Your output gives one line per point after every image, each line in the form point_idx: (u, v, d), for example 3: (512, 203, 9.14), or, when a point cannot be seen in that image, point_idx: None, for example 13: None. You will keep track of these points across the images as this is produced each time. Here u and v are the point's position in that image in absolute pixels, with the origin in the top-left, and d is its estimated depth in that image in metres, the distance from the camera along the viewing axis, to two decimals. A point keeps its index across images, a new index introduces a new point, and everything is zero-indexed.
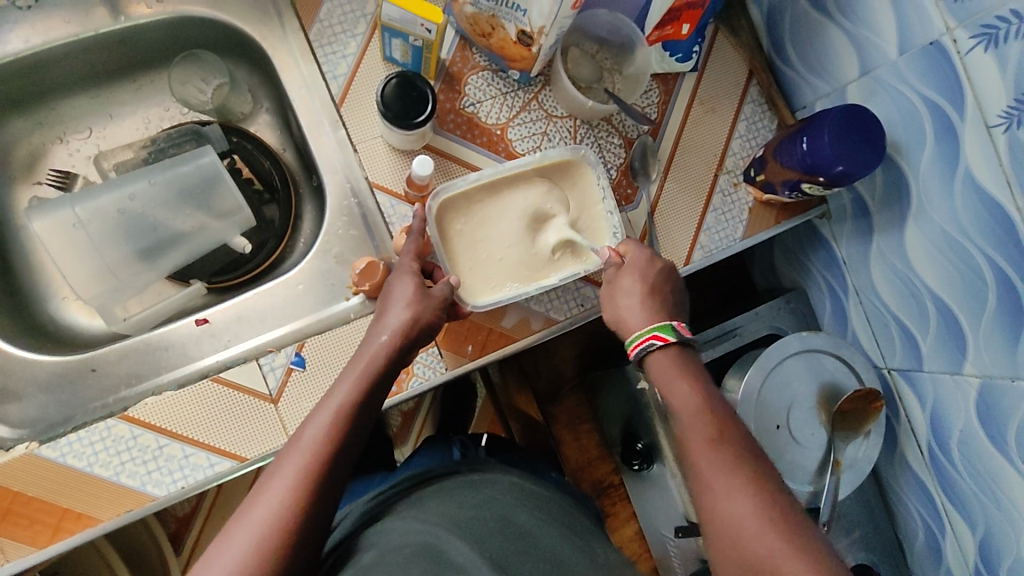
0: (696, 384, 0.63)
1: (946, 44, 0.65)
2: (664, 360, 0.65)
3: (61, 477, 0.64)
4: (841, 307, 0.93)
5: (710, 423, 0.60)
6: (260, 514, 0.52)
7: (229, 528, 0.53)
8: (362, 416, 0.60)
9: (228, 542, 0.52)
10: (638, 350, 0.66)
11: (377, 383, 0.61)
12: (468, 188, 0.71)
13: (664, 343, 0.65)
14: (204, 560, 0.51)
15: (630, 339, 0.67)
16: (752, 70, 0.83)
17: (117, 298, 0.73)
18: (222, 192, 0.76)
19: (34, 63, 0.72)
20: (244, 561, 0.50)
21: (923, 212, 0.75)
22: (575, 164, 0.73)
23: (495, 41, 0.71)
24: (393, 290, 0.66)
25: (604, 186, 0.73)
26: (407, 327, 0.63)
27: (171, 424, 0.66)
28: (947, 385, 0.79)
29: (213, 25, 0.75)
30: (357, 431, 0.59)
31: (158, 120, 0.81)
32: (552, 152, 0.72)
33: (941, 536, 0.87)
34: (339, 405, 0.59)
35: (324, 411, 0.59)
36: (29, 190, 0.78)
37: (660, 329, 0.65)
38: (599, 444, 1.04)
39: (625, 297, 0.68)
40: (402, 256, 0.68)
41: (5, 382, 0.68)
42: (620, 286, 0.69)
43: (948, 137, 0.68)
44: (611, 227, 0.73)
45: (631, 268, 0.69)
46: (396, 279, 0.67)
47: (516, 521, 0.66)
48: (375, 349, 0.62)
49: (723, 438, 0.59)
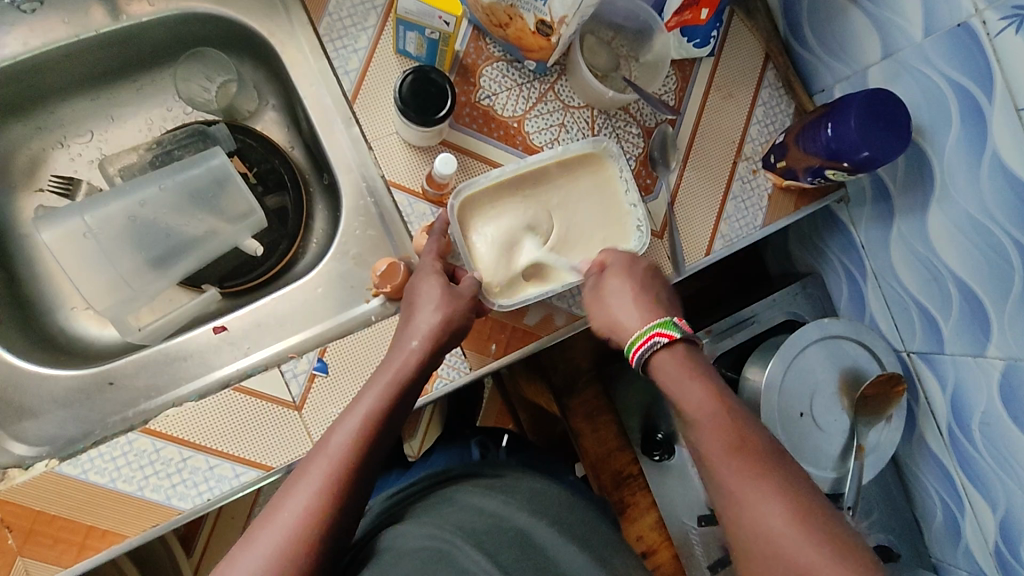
0: (709, 386, 0.59)
1: (975, 25, 0.64)
2: (674, 357, 0.61)
3: (84, 495, 0.62)
4: (858, 291, 0.93)
5: (726, 429, 0.57)
6: (285, 517, 0.51)
7: (251, 532, 0.51)
8: (390, 423, 0.59)
9: (252, 547, 0.50)
10: (642, 350, 0.62)
11: (404, 391, 0.60)
12: (491, 184, 0.69)
13: (669, 341, 0.61)
14: (225, 565, 0.50)
15: (631, 340, 0.63)
16: (768, 54, 0.82)
17: (128, 308, 0.71)
18: (233, 194, 0.74)
19: (32, 67, 0.69)
20: (268, 566, 0.49)
21: (946, 195, 0.74)
22: (597, 156, 0.72)
23: (512, 31, 0.69)
24: (418, 293, 0.64)
25: (627, 179, 0.71)
26: (435, 331, 0.62)
27: (193, 436, 0.64)
28: (969, 367, 0.79)
29: (217, 21, 0.73)
30: (383, 439, 0.58)
31: (161, 121, 0.78)
32: (575, 145, 0.70)
33: (960, 515, 0.88)
34: (366, 410, 0.58)
35: (352, 416, 0.57)
36: (32, 198, 0.75)
37: (662, 325, 0.62)
38: (618, 435, 0.99)
39: (616, 296, 0.66)
40: (423, 255, 0.67)
41: (20, 399, 0.66)
42: (608, 287, 0.66)
43: (974, 119, 0.67)
44: (636, 220, 0.72)
45: (618, 271, 0.67)
46: (419, 281, 0.65)
47: (534, 533, 0.64)
48: (405, 356, 0.61)
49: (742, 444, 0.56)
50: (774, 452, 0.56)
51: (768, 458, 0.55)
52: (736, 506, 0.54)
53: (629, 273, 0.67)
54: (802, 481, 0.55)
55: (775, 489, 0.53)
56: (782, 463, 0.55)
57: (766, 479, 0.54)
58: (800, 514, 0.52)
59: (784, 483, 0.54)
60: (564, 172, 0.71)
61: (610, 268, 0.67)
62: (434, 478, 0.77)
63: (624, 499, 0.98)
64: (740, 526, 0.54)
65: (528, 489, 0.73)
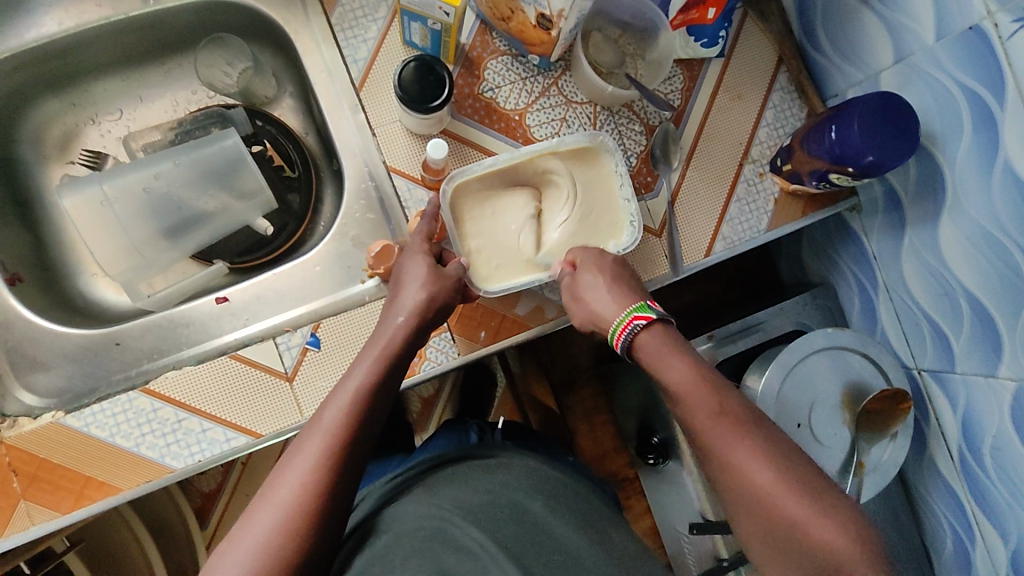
0: (691, 359, 0.59)
1: (986, 28, 0.62)
2: (653, 339, 0.61)
3: (84, 447, 0.66)
4: (870, 304, 0.90)
5: (711, 394, 0.57)
6: (283, 496, 0.53)
7: (250, 510, 0.53)
8: (380, 399, 0.60)
9: (251, 524, 0.52)
10: (624, 334, 0.62)
11: (393, 367, 0.62)
12: (485, 173, 0.71)
13: (647, 323, 0.62)
14: (226, 544, 0.51)
15: (613, 326, 0.63)
16: (781, 57, 0.81)
17: (140, 275, 0.76)
18: (244, 174, 0.78)
19: (68, 46, 0.74)
20: (270, 542, 0.50)
21: (958, 205, 0.71)
22: (594, 150, 0.72)
23: (515, 24, 0.70)
24: (404, 272, 0.66)
25: (622, 174, 0.72)
26: (422, 308, 0.63)
27: (189, 399, 0.67)
28: (980, 388, 0.75)
29: (239, 10, 0.77)
30: (374, 414, 0.59)
31: (186, 103, 0.84)
32: (570, 137, 0.71)
33: (970, 545, 0.83)
34: (357, 386, 0.59)
35: (341, 394, 0.59)
36: (62, 169, 0.81)
37: (639, 308, 0.63)
38: (614, 436, 1.03)
39: (591, 291, 0.65)
40: (412, 237, 0.69)
41: (33, 352, 0.70)
42: (582, 282, 0.66)
43: (986, 126, 0.65)
44: (629, 216, 0.72)
45: (587, 266, 0.67)
46: (408, 260, 0.67)
47: (530, 509, 0.67)
48: (391, 331, 0.63)
49: (727, 409, 0.56)
50: (759, 420, 0.56)
51: (752, 422, 0.56)
52: (724, 471, 0.55)
53: (600, 267, 0.67)
54: (781, 437, 0.56)
55: (760, 451, 0.54)
56: (763, 426, 0.56)
57: (749, 441, 0.54)
58: (785, 472, 0.52)
59: (771, 446, 0.54)
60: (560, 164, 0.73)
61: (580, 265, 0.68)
62: (431, 461, 0.76)
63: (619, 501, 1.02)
64: (732, 492, 0.54)
65: (524, 467, 0.74)
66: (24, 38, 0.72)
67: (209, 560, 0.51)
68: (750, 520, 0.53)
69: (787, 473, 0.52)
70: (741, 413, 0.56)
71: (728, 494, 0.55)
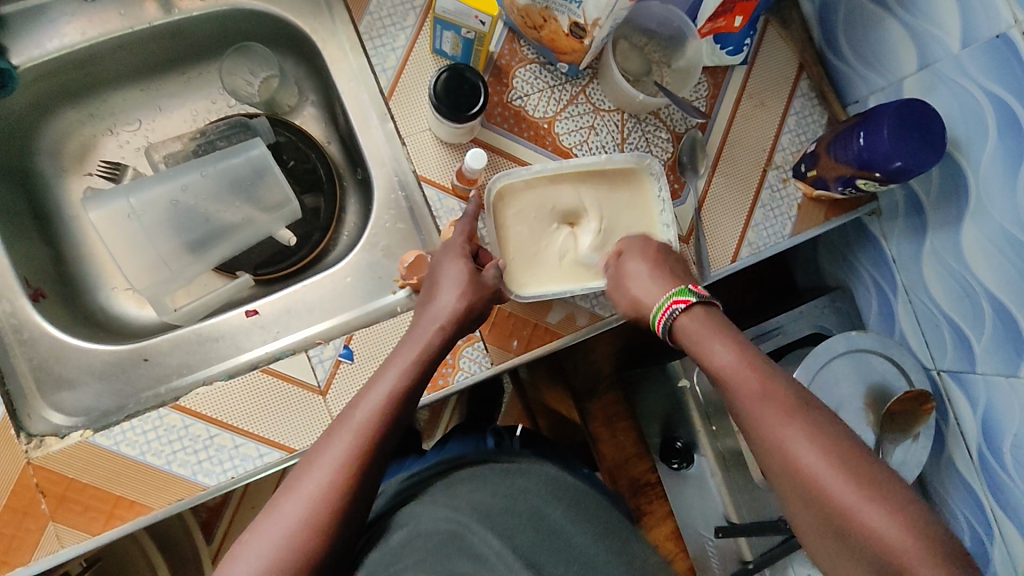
0: (737, 347, 0.58)
1: (1014, 36, 0.63)
2: (695, 322, 0.61)
3: (115, 466, 0.64)
4: (889, 307, 0.91)
5: (762, 383, 0.56)
6: (308, 489, 0.52)
7: (276, 501, 0.53)
8: (408, 400, 0.59)
9: (275, 516, 0.51)
10: (664, 319, 0.62)
11: (426, 369, 0.61)
12: (531, 178, 0.71)
13: (687, 306, 0.61)
14: (250, 531, 0.51)
15: (654, 311, 0.63)
16: (803, 63, 0.82)
17: (167, 289, 0.75)
18: (270, 184, 0.77)
19: (87, 56, 0.73)
20: (292, 535, 0.50)
21: (981, 211, 0.72)
22: (638, 172, 0.73)
23: (546, 33, 0.70)
24: (443, 270, 0.66)
25: (663, 199, 0.72)
26: (458, 312, 0.63)
27: (221, 415, 0.66)
28: (1002, 388, 0.76)
29: (263, 18, 0.76)
30: (403, 415, 0.59)
31: (206, 113, 0.82)
32: (618, 157, 0.72)
33: (988, 542, 0.83)
34: (389, 388, 0.59)
35: (375, 393, 0.58)
36: (81, 181, 0.80)
37: (678, 292, 0.62)
38: (637, 442, 1.05)
39: (636, 278, 0.66)
40: (453, 236, 0.68)
41: (60, 369, 0.69)
42: (626, 269, 0.67)
43: (1012, 132, 0.66)
44: (666, 239, 0.73)
45: (631, 252, 0.68)
46: (446, 258, 0.66)
47: (553, 518, 0.65)
48: (429, 333, 0.62)
49: (780, 397, 0.55)
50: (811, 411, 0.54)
51: (803, 409, 0.54)
52: (781, 463, 0.53)
53: (643, 252, 0.68)
54: None
55: (816, 442, 0.52)
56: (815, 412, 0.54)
57: (800, 430, 0.53)
58: (842, 464, 0.51)
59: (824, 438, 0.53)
60: (603, 179, 0.73)
61: (627, 252, 0.69)
62: (448, 463, 0.73)
63: (640, 506, 1.03)
64: (784, 480, 0.53)
65: (544, 475, 0.72)
66: (46, 47, 0.70)
67: (230, 547, 0.51)
68: (809, 516, 0.52)
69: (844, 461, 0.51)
70: (790, 399, 0.55)
71: (780, 479, 0.54)
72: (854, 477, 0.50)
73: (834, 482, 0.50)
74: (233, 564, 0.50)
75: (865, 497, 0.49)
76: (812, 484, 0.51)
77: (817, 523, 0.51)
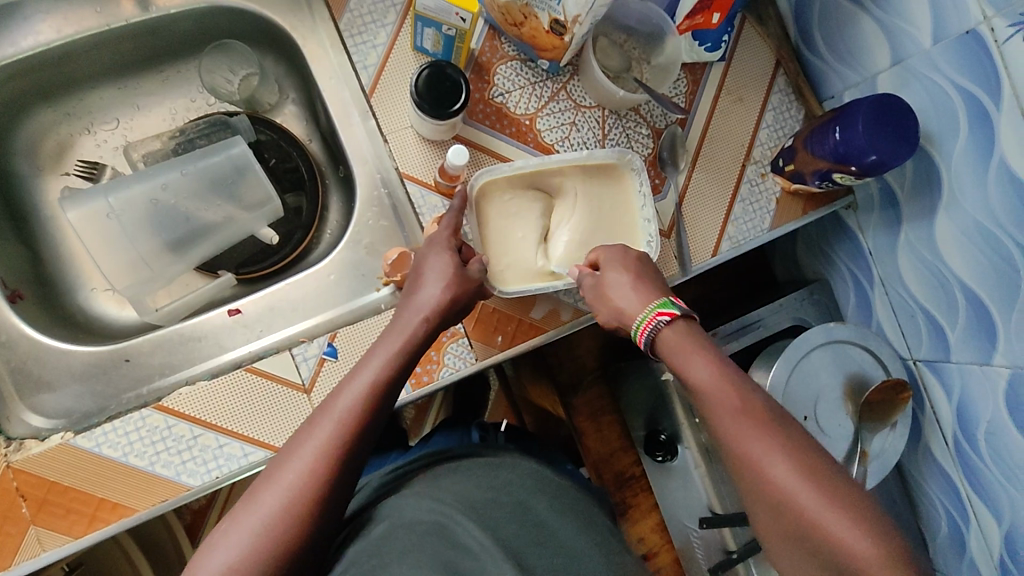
0: (711, 356, 0.60)
1: (982, 32, 0.65)
2: (676, 334, 0.61)
3: (97, 468, 0.64)
4: (866, 298, 0.93)
5: (732, 391, 0.57)
6: (289, 478, 0.52)
7: (256, 490, 0.52)
8: (391, 391, 0.59)
9: (255, 505, 0.51)
10: (647, 332, 0.62)
11: (408, 359, 0.61)
12: (513, 174, 0.71)
13: (670, 319, 0.62)
14: (230, 521, 0.51)
15: (636, 324, 0.64)
16: (779, 60, 0.83)
17: (149, 289, 0.74)
18: (251, 183, 0.76)
19: (63, 54, 0.72)
20: (272, 523, 0.50)
21: (953, 202, 0.74)
22: (619, 167, 0.74)
23: (527, 30, 0.70)
24: (427, 264, 0.65)
25: (644, 195, 0.73)
26: (440, 303, 0.63)
27: (204, 415, 0.65)
28: (975, 376, 0.78)
29: (242, 16, 0.76)
30: (385, 406, 0.59)
31: (185, 111, 0.82)
32: (598, 153, 0.73)
33: (965, 526, 0.85)
34: (371, 378, 0.59)
35: (357, 383, 0.58)
36: (58, 181, 0.79)
37: (662, 305, 0.63)
38: (621, 436, 1.06)
39: (617, 290, 0.65)
40: (439, 230, 0.67)
41: (39, 371, 0.68)
42: (608, 280, 0.66)
43: (981, 126, 0.68)
44: (648, 234, 0.74)
45: (610, 263, 0.67)
46: (430, 252, 0.66)
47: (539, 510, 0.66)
48: (412, 324, 0.62)
49: (748, 403, 0.57)
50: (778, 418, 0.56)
51: (770, 416, 0.56)
52: (747, 466, 0.55)
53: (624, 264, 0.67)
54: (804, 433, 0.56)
55: (782, 447, 0.54)
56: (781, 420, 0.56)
57: (766, 435, 0.54)
58: (805, 471, 0.53)
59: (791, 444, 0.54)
60: (584, 175, 0.73)
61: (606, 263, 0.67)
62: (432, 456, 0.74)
63: (626, 499, 1.04)
64: (749, 484, 0.55)
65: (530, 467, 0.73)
66: (20, 45, 0.70)
67: (209, 536, 0.51)
68: (772, 519, 0.53)
69: (807, 467, 0.53)
70: (758, 405, 0.56)
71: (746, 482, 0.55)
72: (817, 483, 0.52)
73: (797, 486, 0.52)
74: (211, 552, 0.50)
75: (827, 501, 0.51)
76: (777, 487, 0.53)
77: (778, 528, 0.53)
